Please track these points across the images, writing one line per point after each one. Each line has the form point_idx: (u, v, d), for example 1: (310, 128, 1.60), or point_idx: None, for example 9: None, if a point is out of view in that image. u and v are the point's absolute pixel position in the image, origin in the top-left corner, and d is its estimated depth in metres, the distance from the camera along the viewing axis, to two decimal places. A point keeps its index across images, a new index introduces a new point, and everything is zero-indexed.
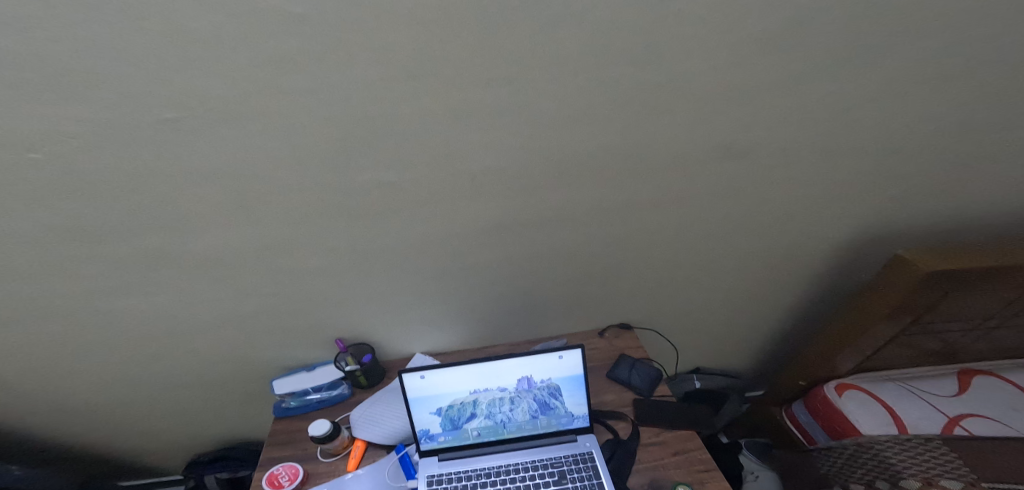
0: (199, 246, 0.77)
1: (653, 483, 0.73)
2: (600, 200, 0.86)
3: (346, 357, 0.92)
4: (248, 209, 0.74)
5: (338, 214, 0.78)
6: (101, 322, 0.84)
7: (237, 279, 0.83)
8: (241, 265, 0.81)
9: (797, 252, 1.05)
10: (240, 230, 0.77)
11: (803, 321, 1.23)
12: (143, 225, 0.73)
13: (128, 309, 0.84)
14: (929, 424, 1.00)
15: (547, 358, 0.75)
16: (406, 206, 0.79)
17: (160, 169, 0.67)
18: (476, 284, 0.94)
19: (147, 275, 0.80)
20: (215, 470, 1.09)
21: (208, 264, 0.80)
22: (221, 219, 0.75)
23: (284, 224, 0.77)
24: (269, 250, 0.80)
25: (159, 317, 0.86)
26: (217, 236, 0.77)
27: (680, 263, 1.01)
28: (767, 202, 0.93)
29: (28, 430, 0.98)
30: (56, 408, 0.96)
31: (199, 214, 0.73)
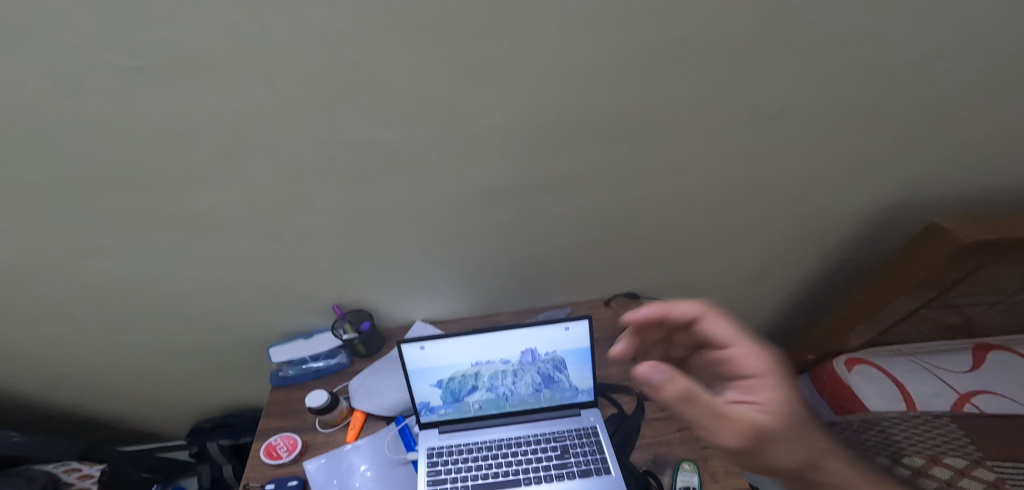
0: (183, 212, 0.73)
1: (656, 459, 0.72)
2: (612, 165, 0.79)
3: (344, 324, 0.87)
4: (231, 172, 0.69)
5: (329, 176, 0.72)
6: (90, 290, 0.82)
7: (226, 246, 0.79)
8: (229, 230, 0.77)
9: (819, 222, 0.99)
10: (224, 193, 0.71)
11: (816, 293, 1.19)
12: (119, 190, 0.68)
13: (115, 276, 0.80)
14: (939, 401, 0.98)
15: (553, 330, 0.71)
16: (401, 168, 0.73)
17: (131, 129, 0.61)
18: (478, 252, 0.89)
19: (131, 242, 0.76)
20: (217, 437, 1.05)
21: (193, 230, 0.75)
22: (204, 183, 0.69)
23: (271, 187, 0.72)
24: (257, 215, 0.75)
25: (149, 284, 0.83)
26: (201, 201, 0.72)
27: (694, 232, 0.95)
28: (793, 168, 0.85)
29: (29, 395, 0.98)
30: (54, 374, 0.95)
31: (179, 178, 0.68)
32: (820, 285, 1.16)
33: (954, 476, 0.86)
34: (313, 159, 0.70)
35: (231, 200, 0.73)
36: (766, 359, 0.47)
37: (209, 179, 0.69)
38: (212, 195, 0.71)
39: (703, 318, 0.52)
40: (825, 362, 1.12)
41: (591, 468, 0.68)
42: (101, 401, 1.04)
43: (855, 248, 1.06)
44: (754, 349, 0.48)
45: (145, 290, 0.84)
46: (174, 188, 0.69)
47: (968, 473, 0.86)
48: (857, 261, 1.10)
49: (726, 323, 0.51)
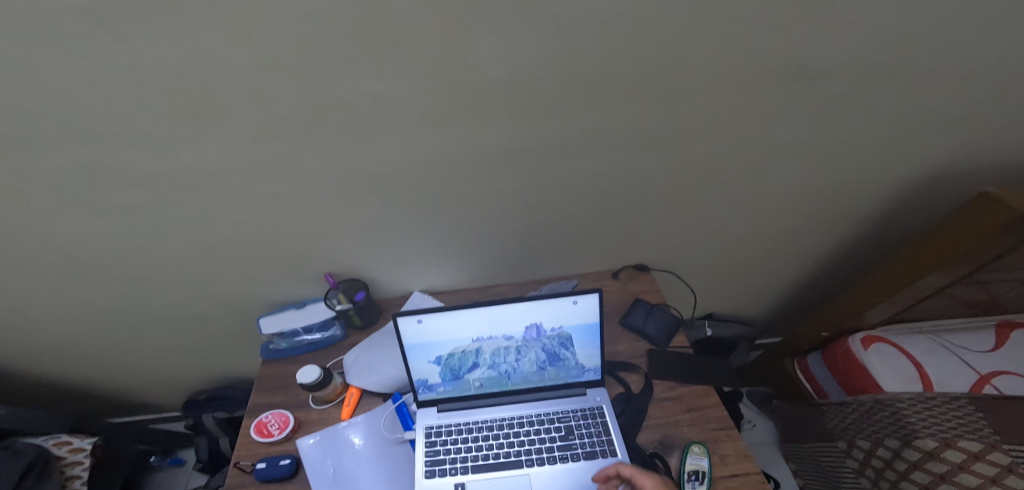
0: (154, 178, 0.66)
1: (663, 440, 0.69)
2: (627, 129, 0.72)
3: (337, 294, 0.85)
4: (203, 131, 0.62)
5: (311, 137, 0.65)
6: (64, 261, 0.77)
7: (205, 215, 0.73)
8: (207, 198, 0.71)
9: (845, 193, 0.92)
10: (198, 157, 0.65)
11: (833, 267, 1.13)
12: (81, 153, 0.62)
13: (92, 248, 0.76)
14: (957, 382, 0.93)
15: (560, 304, 0.66)
16: (391, 129, 0.66)
17: (87, 80, 0.54)
18: (479, 223, 0.83)
19: (104, 213, 0.70)
20: (211, 409, 1.08)
21: (168, 197, 0.70)
22: (176, 148, 0.63)
23: (248, 150, 0.65)
24: (238, 183, 0.69)
25: (129, 256, 0.78)
26: (175, 167, 0.66)
27: (711, 202, 0.89)
28: (826, 133, 0.78)
29: (18, 367, 0.96)
30: (44, 347, 0.93)
31: (149, 142, 0.62)
32: (838, 259, 1.11)
33: (966, 460, 0.80)
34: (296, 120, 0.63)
35: (208, 166, 0.66)
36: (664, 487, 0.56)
37: (181, 143, 0.63)
38: (187, 162, 0.65)
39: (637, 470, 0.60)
40: (840, 339, 1.07)
41: (597, 451, 0.65)
42: (95, 373, 1.03)
43: (880, 219, 1.00)
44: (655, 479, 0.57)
45: (127, 263, 0.79)
46: (143, 153, 0.63)
47: (984, 458, 0.78)
48: (881, 234, 1.03)
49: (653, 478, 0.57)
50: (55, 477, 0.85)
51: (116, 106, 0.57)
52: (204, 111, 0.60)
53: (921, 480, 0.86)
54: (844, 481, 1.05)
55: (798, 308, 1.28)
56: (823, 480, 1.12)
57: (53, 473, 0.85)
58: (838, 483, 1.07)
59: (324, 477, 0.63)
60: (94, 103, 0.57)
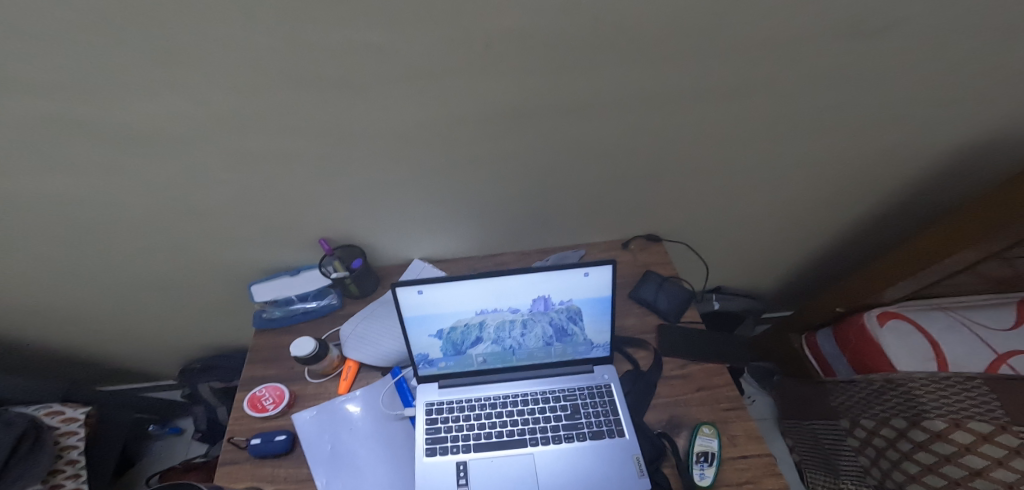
0: (122, 143, 0.61)
1: (672, 420, 0.66)
2: (647, 88, 0.64)
3: (332, 261, 0.81)
4: (169, 91, 0.55)
5: (291, 95, 0.58)
6: (38, 232, 0.73)
7: (182, 184, 0.68)
8: (182, 164, 0.65)
9: (876, 160, 0.85)
10: (168, 120, 0.59)
11: (852, 239, 1.08)
12: (36, 116, 0.56)
13: (71, 220, 0.71)
14: (974, 361, 0.90)
15: (570, 276, 0.61)
16: (380, 87, 0.59)
17: (27, 31, 0.47)
18: (482, 190, 0.78)
19: (78, 183, 0.65)
20: (207, 379, 1.08)
21: (140, 165, 0.64)
22: (147, 110, 0.57)
23: (222, 112, 0.59)
24: (219, 148, 0.63)
25: (111, 226, 0.74)
26: (149, 133, 0.60)
27: (733, 170, 0.82)
28: (866, 94, 0.70)
29: (8, 338, 0.95)
30: (36, 318, 0.91)
31: (115, 105, 0.56)
32: (859, 230, 1.05)
33: (975, 442, 0.77)
34: (275, 74, 0.55)
35: (185, 130, 0.60)
36: None
37: (150, 104, 0.57)
38: (160, 126, 0.59)
39: None
40: (855, 315, 1.03)
41: (603, 430, 0.64)
42: (92, 341, 1.02)
43: (910, 189, 0.93)
44: None
45: (110, 233, 0.75)
46: (111, 117, 0.57)
47: (993, 439, 0.75)
48: (907, 203, 0.98)
49: None
50: (51, 447, 0.80)
51: (67, 63, 0.51)
52: (172, 67, 0.53)
53: (925, 462, 0.83)
54: (840, 460, 1.02)
55: (811, 280, 1.24)
56: (820, 457, 1.10)
57: (50, 442, 0.81)
58: (835, 461, 1.05)
59: (322, 453, 0.63)
60: (45, 60, 0.50)
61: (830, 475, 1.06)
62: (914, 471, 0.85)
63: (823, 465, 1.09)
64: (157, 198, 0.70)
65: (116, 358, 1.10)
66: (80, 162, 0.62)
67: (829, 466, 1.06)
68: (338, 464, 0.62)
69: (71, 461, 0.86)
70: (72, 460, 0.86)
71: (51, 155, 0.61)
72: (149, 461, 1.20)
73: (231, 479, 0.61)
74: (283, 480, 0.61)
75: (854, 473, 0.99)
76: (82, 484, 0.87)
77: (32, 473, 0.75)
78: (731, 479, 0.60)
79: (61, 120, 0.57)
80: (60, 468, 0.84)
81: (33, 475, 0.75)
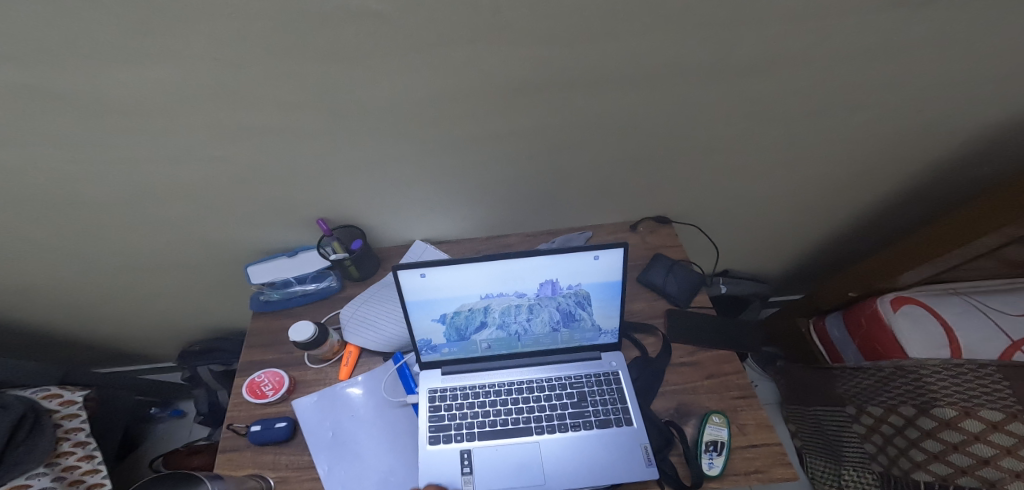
0: (103, 124, 0.57)
1: (680, 409, 0.65)
2: (664, 60, 0.60)
3: (332, 243, 0.78)
4: (149, 67, 0.52)
5: (279, 69, 0.54)
6: (25, 217, 0.70)
7: (171, 165, 0.65)
8: (169, 144, 0.62)
9: (902, 139, 0.80)
10: (150, 98, 0.55)
11: (868, 221, 1.04)
12: (10, 96, 0.52)
13: (57, 203, 0.69)
14: (987, 348, 0.86)
15: (579, 259, 0.58)
16: (375, 61, 0.54)
17: None
18: (485, 169, 0.74)
19: (61, 166, 0.62)
20: (207, 362, 1.09)
21: (125, 146, 0.61)
22: (128, 88, 0.54)
23: (208, 88, 0.55)
24: (207, 127, 0.60)
25: (100, 209, 0.71)
26: (132, 112, 0.56)
27: (750, 149, 0.78)
28: (899, 68, 0.65)
29: (7, 320, 0.94)
30: (32, 300, 0.90)
31: (93, 82, 0.52)
32: (876, 212, 1.01)
33: (984, 430, 0.75)
34: (263, 45, 0.51)
35: (170, 108, 0.57)
36: None
37: (130, 81, 0.53)
38: (143, 104, 0.56)
39: None
40: (867, 300, 0.99)
41: (611, 419, 0.63)
42: (92, 323, 1.01)
43: (935, 169, 0.89)
44: None
45: (100, 216, 0.73)
46: (90, 96, 0.54)
47: (1002, 428, 0.73)
48: (929, 185, 0.93)
49: None
50: (49, 432, 0.77)
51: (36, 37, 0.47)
52: (151, 39, 0.49)
53: (932, 450, 0.81)
54: (843, 447, 1.00)
55: (822, 263, 1.21)
56: (822, 443, 1.07)
57: (48, 427, 0.78)
58: (837, 448, 1.02)
59: (323, 439, 0.62)
60: (12, 34, 0.46)
61: (831, 461, 1.04)
62: (920, 459, 0.83)
63: (825, 451, 1.06)
64: (145, 180, 0.67)
65: (118, 338, 1.10)
66: (61, 143, 0.59)
67: (831, 452, 1.04)
68: (340, 452, 0.61)
69: (79, 444, 0.80)
70: (80, 442, 0.80)
71: (29, 136, 0.57)
72: (151, 445, 1.22)
73: (233, 466, 0.61)
74: (284, 468, 0.60)
75: (857, 460, 0.98)
76: (100, 464, 0.81)
77: (28, 460, 0.72)
78: (740, 468, 0.59)
79: (34, 100, 0.53)
80: (69, 450, 0.79)
81: (31, 462, 0.72)
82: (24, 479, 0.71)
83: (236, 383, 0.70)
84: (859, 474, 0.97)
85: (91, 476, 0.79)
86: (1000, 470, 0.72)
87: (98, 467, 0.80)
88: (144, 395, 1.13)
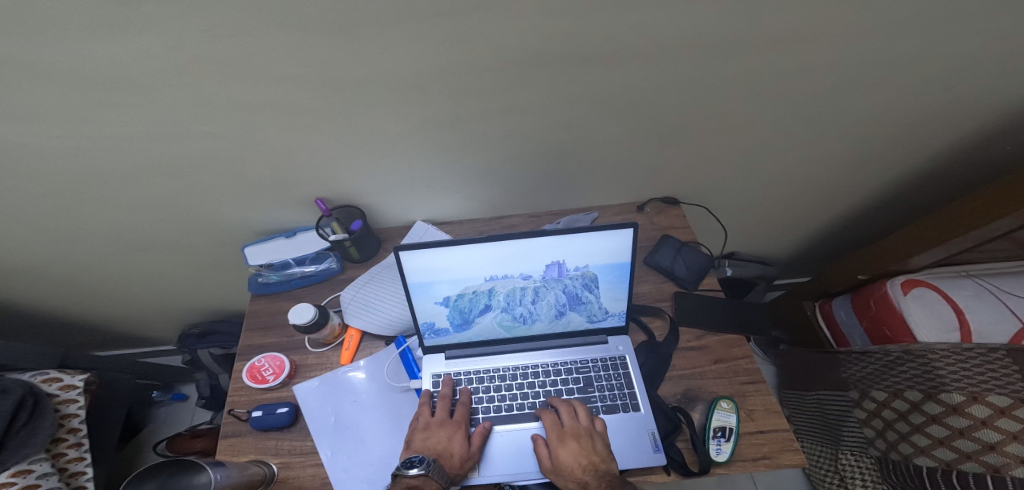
0: (86, 101, 0.54)
1: (687, 394, 0.64)
2: (682, 32, 0.55)
3: (331, 223, 0.75)
4: (127, 39, 0.48)
5: (269, 41, 0.50)
6: (13, 198, 0.68)
7: (161, 144, 0.62)
8: (157, 122, 0.58)
9: (928, 117, 0.76)
10: (133, 73, 0.52)
11: (882, 202, 1.01)
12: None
13: (41, 183, 0.66)
14: (997, 331, 0.85)
15: (587, 239, 0.56)
16: (372, 31, 0.50)
17: None
18: (489, 147, 0.71)
19: (46, 144, 0.59)
20: (207, 345, 1.09)
21: (111, 124, 0.58)
22: (105, 61, 0.50)
23: (193, 62, 0.51)
24: (195, 103, 0.57)
25: (88, 189, 0.69)
26: (112, 87, 0.53)
27: (766, 126, 0.74)
28: (933, 41, 0.61)
29: (5, 301, 0.93)
30: (26, 280, 0.88)
31: (68, 55, 0.49)
32: (891, 193, 0.98)
33: (991, 415, 0.74)
34: (247, 13, 0.47)
35: (152, 82, 0.53)
36: (570, 459, 0.55)
37: (105, 53, 0.49)
38: (123, 79, 0.52)
39: (560, 441, 0.56)
40: (876, 283, 0.97)
41: (617, 404, 0.62)
42: (89, 303, 1.00)
43: (959, 149, 0.85)
44: (571, 448, 0.56)
45: (89, 196, 0.70)
46: (65, 69, 0.50)
47: (1010, 413, 0.73)
48: (951, 165, 0.89)
49: (569, 457, 0.55)
50: (51, 414, 0.77)
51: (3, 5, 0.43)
52: (127, 7, 0.45)
53: (936, 435, 0.79)
54: (843, 432, 0.98)
55: (832, 244, 1.18)
56: (821, 428, 1.05)
57: (48, 410, 0.77)
58: (836, 432, 1.00)
59: (326, 425, 0.62)
60: None
61: (830, 446, 1.02)
62: (924, 444, 0.81)
63: (823, 436, 1.04)
64: (133, 159, 0.64)
65: (117, 319, 1.09)
66: (39, 120, 0.56)
67: (830, 437, 1.02)
68: (343, 438, 0.61)
69: (72, 430, 0.80)
70: (73, 429, 0.81)
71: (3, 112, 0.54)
72: (155, 427, 1.23)
73: (235, 451, 0.60)
74: (287, 453, 0.60)
75: (856, 445, 0.96)
76: (85, 452, 0.81)
77: (32, 444, 0.72)
78: (748, 454, 0.58)
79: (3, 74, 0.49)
80: (62, 436, 0.79)
81: (33, 446, 0.72)
82: (26, 463, 0.71)
83: (236, 367, 0.69)
84: (859, 459, 0.96)
85: (75, 464, 0.79)
86: (1005, 456, 0.72)
87: (83, 455, 0.80)
88: (144, 379, 1.13)
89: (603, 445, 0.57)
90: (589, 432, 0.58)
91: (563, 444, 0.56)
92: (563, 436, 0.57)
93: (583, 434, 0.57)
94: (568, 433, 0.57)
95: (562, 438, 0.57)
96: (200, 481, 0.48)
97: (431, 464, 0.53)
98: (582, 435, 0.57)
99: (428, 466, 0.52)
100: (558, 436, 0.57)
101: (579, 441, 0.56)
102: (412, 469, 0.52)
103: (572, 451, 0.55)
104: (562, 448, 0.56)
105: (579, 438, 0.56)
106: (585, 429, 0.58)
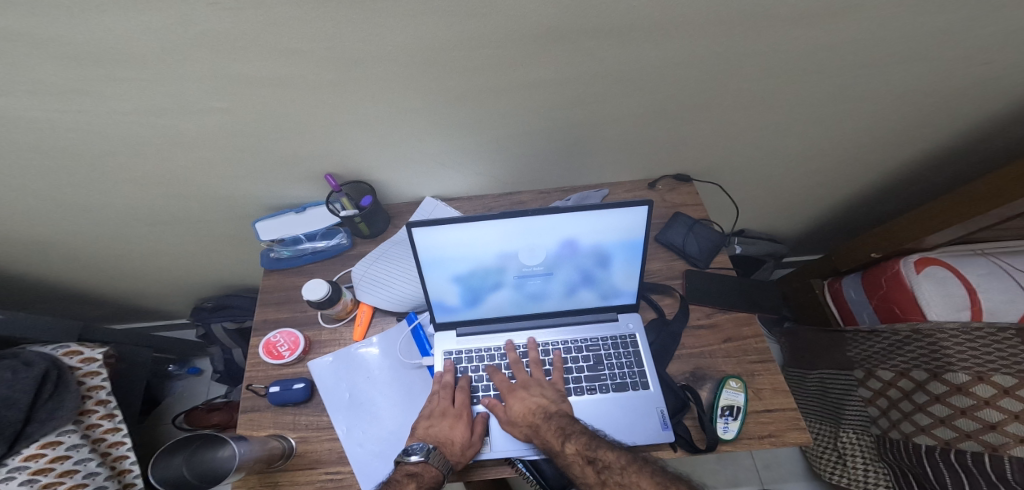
0: (89, 76, 0.52)
1: (695, 372, 0.65)
2: (712, 3, 0.52)
3: (341, 199, 0.74)
4: (130, 15, 0.46)
5: (278, 17, 0.48)
6: (26, 175, 0.68)
7: (170, 120, 0.61)
8: (165, 99, 0.57)
9: (961, 91, 0.72)
10: (139, 49, 0.50)
11: (903, 178, 0.98)
12: None
13: (53, 158, 0.65)
14: (1008, 310, 0.85)
15: (602, 217, 0.55)
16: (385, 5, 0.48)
17: None
18: (501, 122, 0.68)
19: (52, 121, 0.58)
20: (220, 319, 1.10)
21: (115, 100, 0.56)
22: (107, 36, 0.48)
23: (199, 38, 0.49)
24: (203, 80, 0.55)
25: (100, 165, 0.68)
26: (115, 63, 0.51)
27: (789, 101, 0.71)
28: (976, 10, 0.57)
29: (24, 274, 0.94)
30: (44, 254, 0.90)
31: (70, 31, 0.47)
32: (913, 169, 0.95)
33: (994, 395, 0.74)
34: None
35: (156, 58, 0.51)
36: (522, 403, 0.60)
37: (108, 28, 0.47)
38: (126, 53, 0.50)
39: (512, 392, 0.61)
40: (888, 262, 0.96)
41: (627, 383, 0.63)
42: (104, 276, 1.02)
43: (991, 124, 0.81)
44: (523, 396, 0.60)
45: (98, 172, 0.69)
46: (66, 43, 0.48)
47: (1013, 393, 0.72)
48: (980, 141, 0.86)
49: (520, 401, 0.60)
50: (72, 387, 0.79)
51: None
52: None
53: (939, 415, 0.80)
54: (845, 410, 0.99)
55: (847, 220, 1.16)
56: (822, 408, 1.05)
57: (71, 382, 0.80)
58: (837, 410, 1.01)
59: (341, 401, 0.63)
60: None
61: (829, 424, 1.02)
62: (925, 423, 0.82)
63: (823, 414, 1.04)
64: (141, 134, 0.63)
65: (132, 292, 1.11)
66: (46, 95, 0.54)
67: (830, 415, 1.02)
68: (358, 414, 0.62)
69: (100, 402, 0.84)
70: (100, 401, 0.84)
71: (8, 86, 0.52)
72: (173, 400, 1.28)
73: (254, 425, 0.62)
74: (304, 428, 0.62)
75: (858, 423, 0.97)
76: (120, 423, 0.85)
77: (58, 416, 0.75)
78: (754, 432, 0.59)
79: (6, 49, 0.48)
80: (91, 408, 0.82)
81: (61, 418, 0.75)
82: (54, 435, 0.75)
83: (252, 343, 0.70)
84: (858, 437, 0.96)
85: (112, 434, 0.83)
86: (1005, 436, 0.72)
87: (118, 425, 0.85)
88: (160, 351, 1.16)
89: (553, 392, 0.62)
90: (539, 382, 0.63)
91: (515, 396, 0.61)
92: (514, 389, 0.62)
93: (533, 385, 0.62)
94: (519, 385, 0.62)
95: (514, 392, 0.61)
96: (225, 454, 0.51)
97: (430, 452, 0.56)
98: (531, 385, 0.62)
99: (427, 454, 0.56)
100: (509, 389, 0.62)
101: (529, 390, 0.61)
102: (412, 456, 0.56)
103: (522, 400, 0.60)
104: (513, 398, 0.61)
105: (529, 388, 0.61)
106: (536, 380, 0.63)
